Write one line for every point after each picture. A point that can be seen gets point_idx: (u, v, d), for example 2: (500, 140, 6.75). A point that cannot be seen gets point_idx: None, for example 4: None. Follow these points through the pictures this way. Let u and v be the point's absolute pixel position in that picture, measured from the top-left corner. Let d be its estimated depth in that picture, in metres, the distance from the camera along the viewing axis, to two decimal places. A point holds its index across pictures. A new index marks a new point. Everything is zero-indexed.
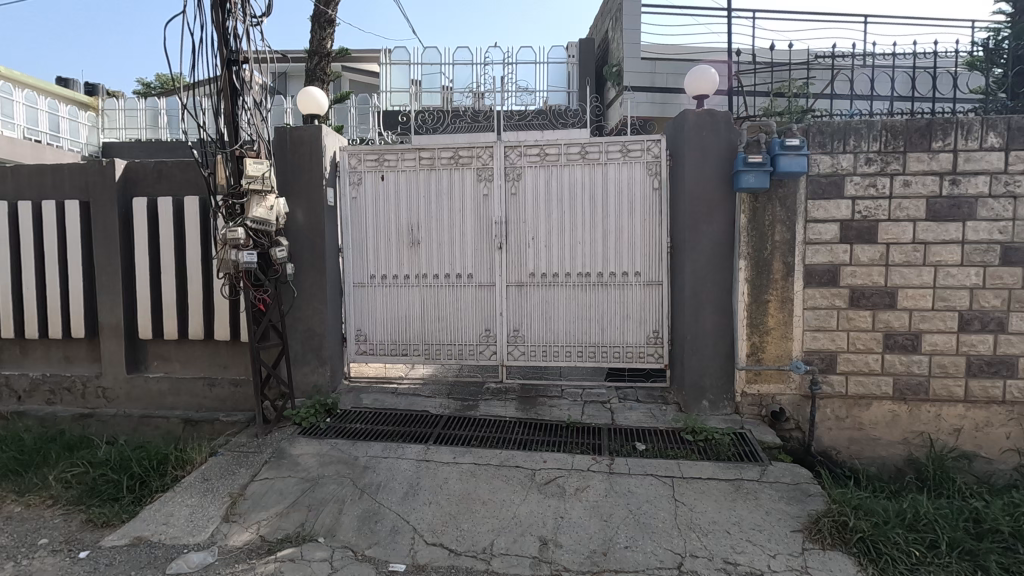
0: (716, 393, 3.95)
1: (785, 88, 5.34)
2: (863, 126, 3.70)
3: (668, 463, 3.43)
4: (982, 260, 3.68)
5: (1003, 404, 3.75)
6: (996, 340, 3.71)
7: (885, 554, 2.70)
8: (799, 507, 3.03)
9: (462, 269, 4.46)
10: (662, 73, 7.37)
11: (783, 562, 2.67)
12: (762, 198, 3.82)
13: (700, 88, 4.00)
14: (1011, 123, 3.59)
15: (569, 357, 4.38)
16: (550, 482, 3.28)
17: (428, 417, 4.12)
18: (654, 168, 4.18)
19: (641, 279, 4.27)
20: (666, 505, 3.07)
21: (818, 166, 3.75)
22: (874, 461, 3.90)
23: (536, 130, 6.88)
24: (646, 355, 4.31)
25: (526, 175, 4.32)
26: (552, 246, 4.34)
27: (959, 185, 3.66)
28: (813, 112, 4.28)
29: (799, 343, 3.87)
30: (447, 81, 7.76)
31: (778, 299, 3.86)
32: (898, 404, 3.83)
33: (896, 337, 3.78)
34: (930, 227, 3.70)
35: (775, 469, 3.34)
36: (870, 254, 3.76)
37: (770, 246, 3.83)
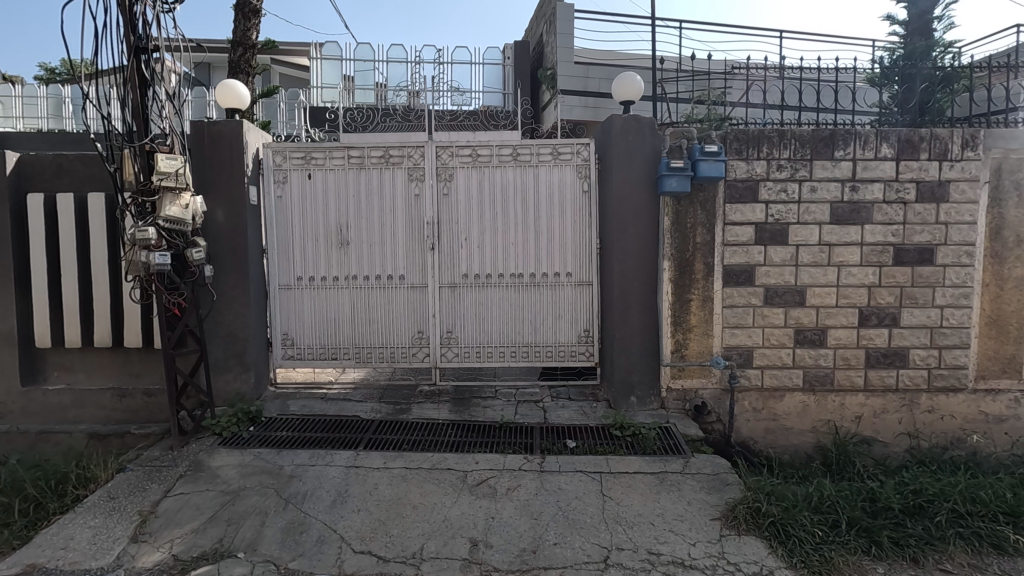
0: (644, 390, 4.10)
1: (705, 95, 5.63)
2: (774, 135, 3.94)
3: (597, 460, 3.52)
4: (879, 260, 4.00)
5: (897, 392, 4.09)
6: (890, 335, 4.05)
7: (793, 535, 2.88)
8: (717, 496, 3.20)
9: (394, 271, 4.38)
10: (594, 78, 7.54)
11: (702, 549, 2.79)
12: (684, 202, 3.99)
13: (626, 93, 4.10)
14: (901, 135, 3.93)
15: (502, 358, 4.40)
16: (481, 483, 3.29)
17: (358, 421, 4.03)
18: (584, 171, 4.27)
19: (572, 279, 4.35)
20: (594, 500, 3.15)
21: (735, 170, 3.96)
22: (787, 449, 4.16)
23: (468, 130, 6.93)
24: (577, 354, 4.40)
25: (458, 176, 4.31)
26: (485, 246, 4.34)
27: (858, 192, 3.97)
28: (730, 120, 4.50)
29: (719, 340, 4.07)
30: (380, 78, 7.66)
31: (700, 298, 4.05)
32: (807, 395, 4.11)
33: (805, 332, 4.05)
34: (834, 230, 3.99)
35: (697, 461, 3.51)
36: (781, 255, 4.01)
37: (692, 247, 4.02)
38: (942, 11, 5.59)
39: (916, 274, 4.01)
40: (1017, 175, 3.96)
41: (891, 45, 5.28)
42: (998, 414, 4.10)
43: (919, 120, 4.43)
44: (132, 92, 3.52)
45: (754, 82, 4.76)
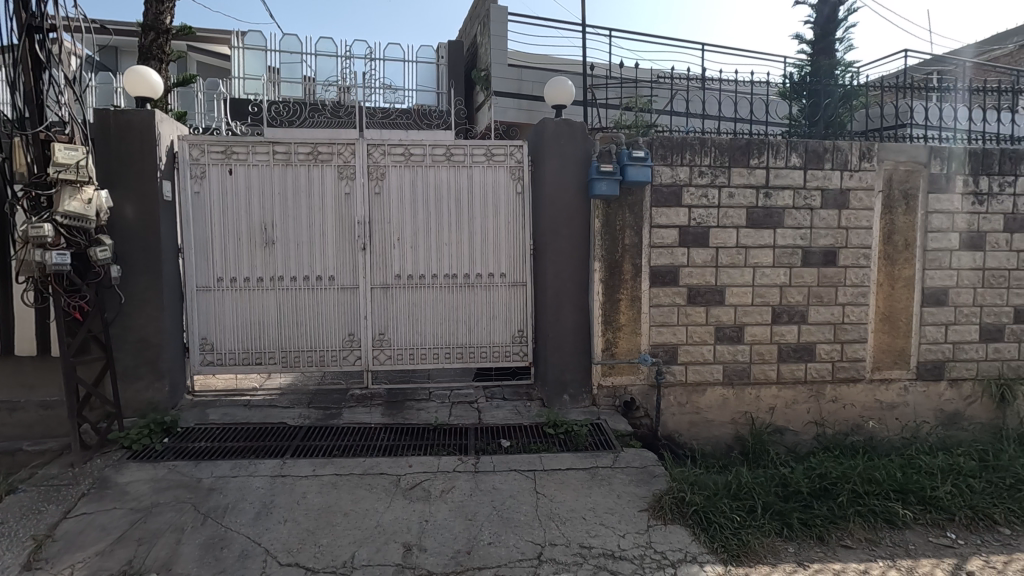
0: (576, 388, 4.19)
1: (632, 101, 5.87)
2: (696, 142, 4.15)
3: (531, 458, 3.57)
4: (789, 262, 4.31)
5: (805, 383, 4.42)
6: (799, 331, 4.36)
7: (715, 522, 3.04)
8: (645, 488, 3.32)
9: (323, 271, 4.24)
10: (528, 82, 7.61)
11: (631, 540, 2.89)
12: (614, 205, 4.13)
13: (558, 98, 4.19)
14: (808, 146, 4.25)
15: (436, 359, 4.36)
16: (415, 487, 3.24)
17: (285, 428, 3.86)
18: (517, 173, 4.30)
19: (506, 280, 4.37)
20: (529, 498, 3.19)
21: (660, 175, 4.13)
22: (709, 440, 4.38)
23: (400, 129, 6.87)
24: (511, 354, 4.43)
25: (390, 175, 4.23)
26: (418, 246, 4.29)
27: (771, 198, 4.26)
28: (656, 127, 4.70)
29: (646, 338, 4.23)
30: (309, 72, 7.31)
31: (629, 298, 4.20)
32: (727, 388, 4.35)
33: (724, 329, 4.30)
34: (750, 233, 4.25)
35: (626, 456, 3.64)
36: (703, 257, 4.22)
37: (621, 249, 4.16)
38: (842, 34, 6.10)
39: (821, 274, 4.34)
40: (905, 185, 4.39)
41: (799, 62, 5.70)
42: (891, 401, 4.52)
43: (823, 132, 4.80)
44: (24, 74, 3.25)
45: (678, 91, 5.00)
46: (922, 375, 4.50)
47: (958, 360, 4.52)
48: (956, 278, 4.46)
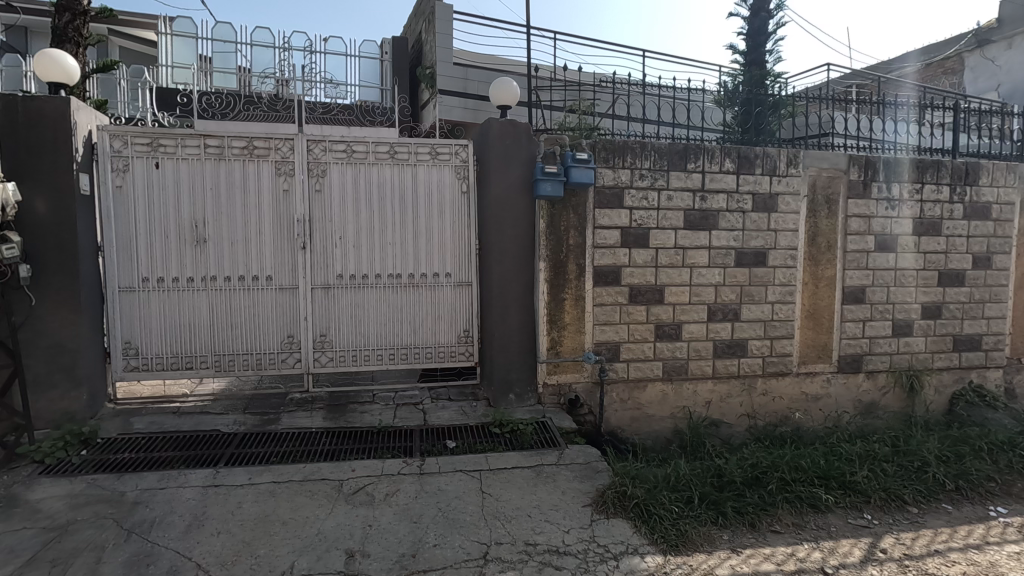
0: (522, 386, 4.23)
1: (576, 104, 5.97)
2: (637, 145, 4.27)
3: (476, 458, 3.57)
4: (723, 262, 4.51)
5: (738, 378, 4.64)
6: (732, 328, 4.58)
7: (655, 514, 3.14)
8: (589, 484, 3.40)
9: (260, 271, 4.07)
10: (473, 81, 7.58)
11: (575, 536, 2.94)
12: (558, 206, 4.19)
13: (503, 98, 4.21)
14: (740, 152, 4.46)
15: (380, 361, 4.28)
16: (358, 492, 3.17)
17: (218, 436, 3.68)
18: (463, 172, 4.29)
19: (452, 280, 4.34)
20: (474, 498, 3.19)
21: (603, 178, 4.23)
22: (650, 435, 4.52)
23: (341, 126, 6.74)
24: (456, 354, 4.40)
25: (331, 172, 4.11)
26: (361, 246, 4.19)
27: (707, 201, 4.44)
28: (599, 130, 4.81)
29: (590, 336, 4.32)
30: (243, 62, 7.02)
31: (573, 297, 4.27)
32: (666, 384, 4.51)
33: (664, 327, 4.44)
34: (687, 234, 4.42)
35: (571, 452, 3.70)
36: (643, 257, 4.35)
37: (565, 249, 4.23)
38: (771, 47, 6.45)
39: (752, 274, 4.57)
40: (828, 191, 4.69)
41: (732, 72, 5.98)
42: (815, 393, 4.81)
43: (754, 138, 5.07)
44: None
45: (620, 96, 5.13)
46: (843, 368, 4.82)
47: (874, 353, 4.87)
48: (872, 277, 4.80)
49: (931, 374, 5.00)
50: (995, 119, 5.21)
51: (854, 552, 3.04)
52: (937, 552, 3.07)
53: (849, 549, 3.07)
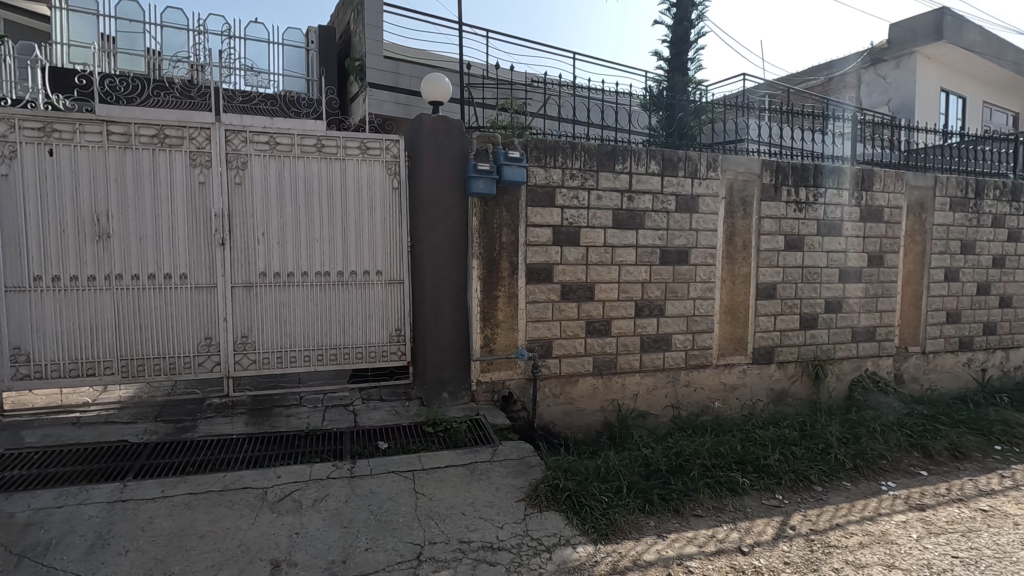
0: (456, 385, 4.21)
1: (508, 102, 6.00)
2: (567, 146, 4.36)
3: (409, 458, 3.52)
4: (649, 260, 4.69)
5: (663, 370, 4.85)
6: (658, 323, 4.78)
7: (586, 505, 3.22)
8: (522, 479, 3.44)
9: (172, 268, 3.80)
10: (404, 74, 7.53)
11: (509, 531, 2.97)
12: (491, 203, 4.20)
13: (435, 94, 4.16)
14: (664, 155, 4.66)
15: (307, 362, 4.11)
16: (284, 499, 3.04)
17: (126, 447, 3.41)
18: (394, 168, 4.20)
19: (383, 278, 4.24)
20: (407, 498, 3.14)
21: (535, 176, 4.29)
22: (581, 428, 4.63)
23: (264, 116, 6.44)
24: (389, 354, 4.30)
25: (253, 164, 3.90)
26: (286, 243, 4.01)
27: (634, 201, 4.61)
28: (530, 129, 4.86)
29: (523, 333, 4.37)
30: (153, 45, 6.54)
31: (506, 295, 4.30)
32: (597, 379, 4.64)
33: (594, 323, 4.57)
34: (615, 233, 4.57)
35: (504, 448, 3.73)
36: (574, 255, 4.45)
37: (498, 247, 4.25)
38: (692, 55, 6.79)
39: (676, 271, 4.79)
40: (743, 193, 4.99)
41: (657, 78, 6.24)
42: (733, 383, 5.11)
43: (677, 142, 5.31)
44: None
45: (551, 96, 5.22)
46: (758, 359, 5.15)
47: (784, 345, 5.24)
48: (782, 274, 5.16)
49: (833, 363, 5.44)
50: (885, 132, 5.76)
51: (767, 530, 3.26)
52: (838, 525, 3.34)
53: (762, 528, 3.28)
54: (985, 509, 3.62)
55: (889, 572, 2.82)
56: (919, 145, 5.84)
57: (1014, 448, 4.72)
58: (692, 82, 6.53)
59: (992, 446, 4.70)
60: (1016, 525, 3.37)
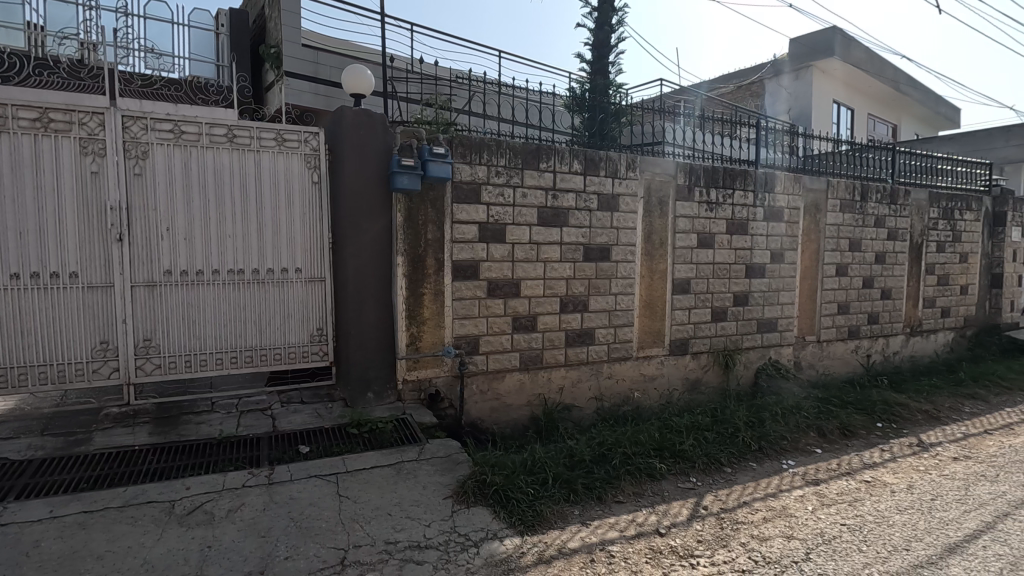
0: (381, 384, 4.13)
1: (433, 98, 5.94)
2: (492, 143, 4.39)
3: (332, 461, 3.41)
4: (573, 256, 4.82)
5: (587, 364, 4.99)
6: (582, 318, 4.91)
7: (513, 498, 3.27)
8: (450, 476, 3.44)
9: (60, 266, 3.45)
10: (325, 65, 7.26)
11: (436, 528, 2.95)
12: (415, 199, 4.15)
13: (356, 86, 4.05)
14: (586, 155, 4.80)
15: (219, 365, 3.88)
16: (194, 511, 2.85)
17: (6, 465, 3.06)
18: (313, 161, 4.04)
19: (302, 275, 4.07)
20: (330, 503, 3.05)
21: (460, 173, 4.28)
22: (508, 423, 4.68)
23: (167, 104, 6.12)
24: (309, 354, 4.14)
25: (155, 154, 3.62)
26: (194, 238, 3.75)
27: (558, 199, 4.71)
28: (455, 126, 4.83)
29: (450, 330, 4.35)
30: (34, 19, 5.86)
31: (432, 292, 4.27)
32: (523, 374, 4.70)
33: (520, 320, 4.63)
34: (540, 230, 4.65)
35: (431, 447, 3.71)
36: (500, 252, 4.49)
37: (423, 244, 4.21)
38: (613, 59, 7.03)
39: (598, 268, 4.95)
40: (660, 193, 5.24)
41: (580, 80, 6.40)
42: (652, 374, 5.35)
43: (599, 142, 5.46)
44: None
45: (476, 93, 5.21)
46: (674, 351, 5.43)
47: (697, 337, 5.56)
48: (695, 270, 5.47)
49: (741, 352, 5.84)
50: (785, 139, 6.23)
51: (682, 511, 3.45)
52: (745, 502, 3.60)
53: (678, 509, 3.47)
54: (869, 480, 4.03)
55: (788, 542, 3.07)
56: (815, 151, 6.34)
57: (892, 424, 5.28)
58: (613, 85, 6.76)
59: (875, 424, 5.23)
60: (893, 492, 3.78)
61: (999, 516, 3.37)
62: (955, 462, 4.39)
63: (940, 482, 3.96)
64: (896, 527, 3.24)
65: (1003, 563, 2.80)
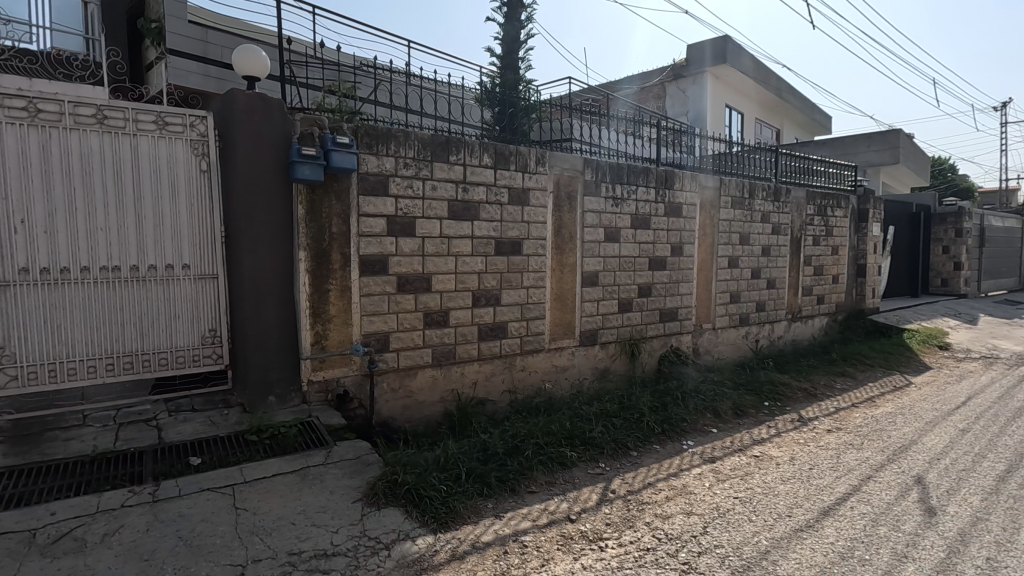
0: (283, 387, 3.92)
1: (335, 85, 5.68)
2: (400, 134, 4.26)
3: (228, 471, 3.18)
4: (484, 250, 4.81)
5: (500, 357, 5.01)
6: (494, 312, 4.92)
7: (426, 496, 3.22)
8: (359, 478, 3.31)
9: None
10: (214, 45, 6.81)
11: (344, 534, 2.83)
12: (319, 190, 3.94)
13: (249, 68, 3.77)
14: (497, 149, 4.81)
15: (93, 374, 3.47)
16: (62, 539, 2.53)
17: None
18: (201, 148, 3.72)
19: (191, 272, 3.74)
20: (225, 517, 2.82)
21: (366, 164, 4.12)
22: (422, 420, 4.59)
23: (24, 79, 5.40)
24: (201, 358, 3.82)
25: (4, 134, 3.16)
26: (57, 232, 3.32)
27: (468, 192, 4.67)
28: (361, 115, 4.64)
29: (358, 327, 4.19)
30: None
31: (339, 288, 4.08)
32: (436, 370, 4.63)
33: (432, 315, 4.55)
34: (451, 224, 4.59)
35: (339, 449, 3.56)
36: (410, 246, 4.38)
37: (328, 238, 4.01)
38: (522, 55, 7.09)
39: (509, 262, 4.98)
40: (569, 188, 5.35)
41: (490, 74, 6.39)
42: (563, 365, 5.48)
43: (510, 137, 5.48)
44: None
45: (382, 82, 5.04)
46: (584, 341, 5.60)
47: (605, 327, 5.76)
48: (603, 263, 5.67)
49: (646, 341, 6.14)
50: (684, 139, 6.61)
51: (592, 497, 3.56)
52: (650, 483, 3.79)
53: (588, 495, 3.58)
54: (757, 454, 4.38)
55: (688, 518, 3.27)
56: (711, 151, 6.78)
57: (777, 402, 5.79)
58: (523, 81, 6.82)
59: (762, 403, 5.71)
60: (778, 465, 4.13)
61: (864, 479, 3.79)
62: (828, 433, 4.89)
63: (817, 452, 4.40)
64: (780, 496, 3.55)
65: (867, 520, 3.16)
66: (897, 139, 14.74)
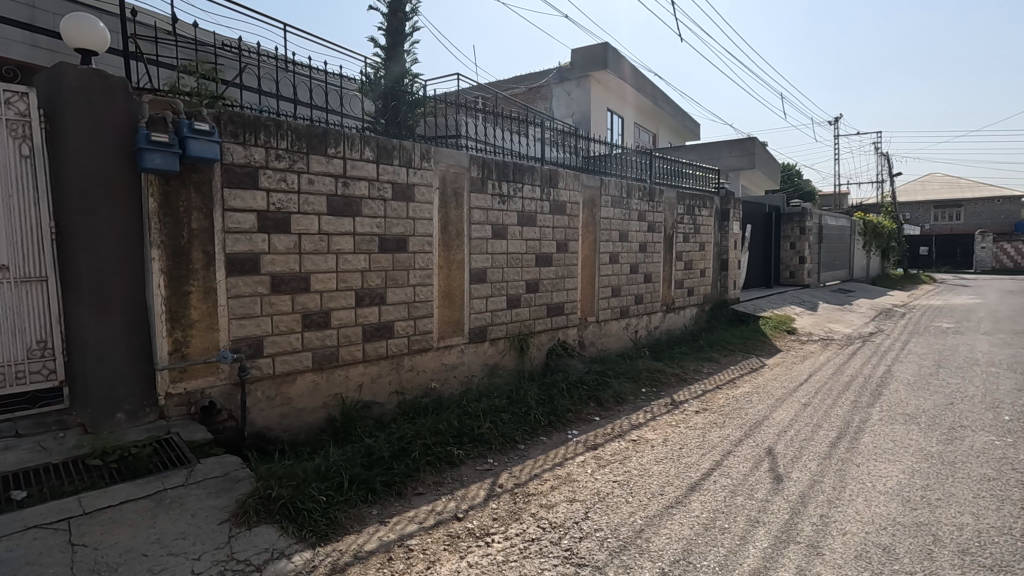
0: (133, 402, 3.51)
1: (194, 65, 5.13)
2: (271, 124, 3.95)
3: (64, 503, 2.76)
4: (367, 248, 4.63)
5: (387, 358, 4.86)
6: (379, 311, 4.76)
7: (304, 509, 3.03)
8: (226, 497, 3.04)
9: None
10: (41, 10, 5.91)
11: (207, 560, 2.58)
12: (174, 182, 3.55)
13: (82, 40, 3.28)
14: (379, 143, 4.64)
15: None
16: None
17: None
18: (21, 129, 3.16)
19: (9, 275, 3.15)
20: (58, 556, 2.45)
21: (231, 154, 3.78)
22: (302, 428, 4.32)
23: None
24: (26, 376, 3.24)
25: None
26: None
27: (349, 187, 4.47)
28: (225, 100, 4.23)
29: (226, 333, 3.84)
30: None
31: (201, 290, 3.71)
32: (317, 374, 4.38)
33: (311, 316, 4.30)
34: (330, 221, 4.36)
35: (203, 467, 3.25)
36: (285, 243, 4.10)
37: (187, 234, 3.63)
38: (407, 48, 6.90)
39: (394, 259, 4.83)
40: (454, 185, 5.31)
41: (374, 66, 6.14)
42: (452, 362, 5.44)
43: (398, 131, 5.29)
44: None
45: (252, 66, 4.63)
46: (473, 338, 5.60)
47: (495, 324, 5.81)
48: (490, 260, 5.70)
49: (533, 335, 6.28)
50: (569, 140, 6.87)
51: (479, 493, 3.57)
52: (536, 475, 3.87)
53: (475, 492, 3.58)
54: (635, 438, 4.66)
55: (571, 505, 3.39)
56: (594, 153, 7.14)
57: (653, 388, 6.22)
58: (409, 74, 6.65)
59: (640, 389, 6.09)
60: (653, 447, 4.43)
61: (725, 454, 4.18)
62: (696, 414, 5.33)
63: (686, 433, 4.78)
64: (654, 476, 3.81)
65: (727, 492, 3.48)
66: (752, 145, 16.45)
